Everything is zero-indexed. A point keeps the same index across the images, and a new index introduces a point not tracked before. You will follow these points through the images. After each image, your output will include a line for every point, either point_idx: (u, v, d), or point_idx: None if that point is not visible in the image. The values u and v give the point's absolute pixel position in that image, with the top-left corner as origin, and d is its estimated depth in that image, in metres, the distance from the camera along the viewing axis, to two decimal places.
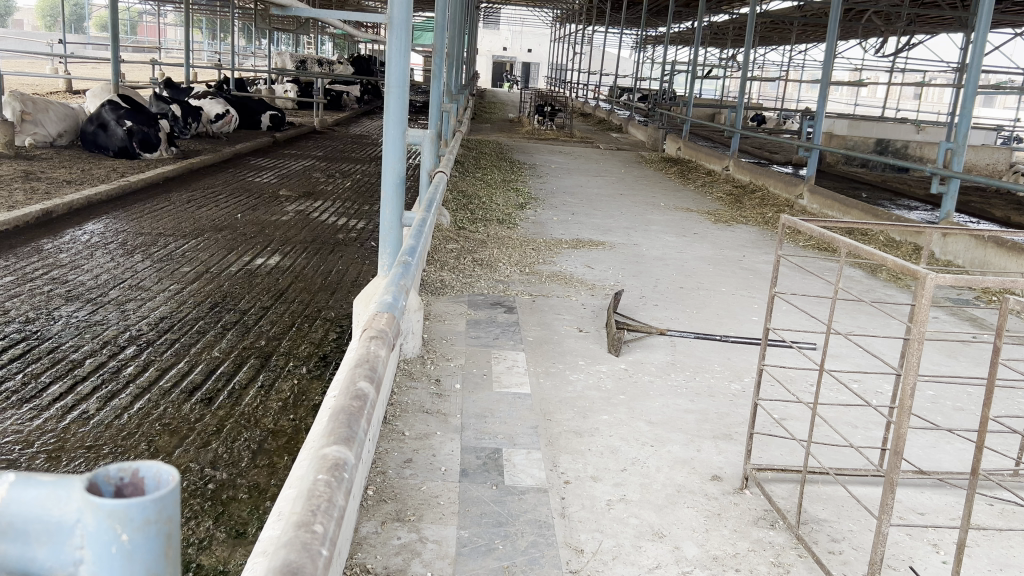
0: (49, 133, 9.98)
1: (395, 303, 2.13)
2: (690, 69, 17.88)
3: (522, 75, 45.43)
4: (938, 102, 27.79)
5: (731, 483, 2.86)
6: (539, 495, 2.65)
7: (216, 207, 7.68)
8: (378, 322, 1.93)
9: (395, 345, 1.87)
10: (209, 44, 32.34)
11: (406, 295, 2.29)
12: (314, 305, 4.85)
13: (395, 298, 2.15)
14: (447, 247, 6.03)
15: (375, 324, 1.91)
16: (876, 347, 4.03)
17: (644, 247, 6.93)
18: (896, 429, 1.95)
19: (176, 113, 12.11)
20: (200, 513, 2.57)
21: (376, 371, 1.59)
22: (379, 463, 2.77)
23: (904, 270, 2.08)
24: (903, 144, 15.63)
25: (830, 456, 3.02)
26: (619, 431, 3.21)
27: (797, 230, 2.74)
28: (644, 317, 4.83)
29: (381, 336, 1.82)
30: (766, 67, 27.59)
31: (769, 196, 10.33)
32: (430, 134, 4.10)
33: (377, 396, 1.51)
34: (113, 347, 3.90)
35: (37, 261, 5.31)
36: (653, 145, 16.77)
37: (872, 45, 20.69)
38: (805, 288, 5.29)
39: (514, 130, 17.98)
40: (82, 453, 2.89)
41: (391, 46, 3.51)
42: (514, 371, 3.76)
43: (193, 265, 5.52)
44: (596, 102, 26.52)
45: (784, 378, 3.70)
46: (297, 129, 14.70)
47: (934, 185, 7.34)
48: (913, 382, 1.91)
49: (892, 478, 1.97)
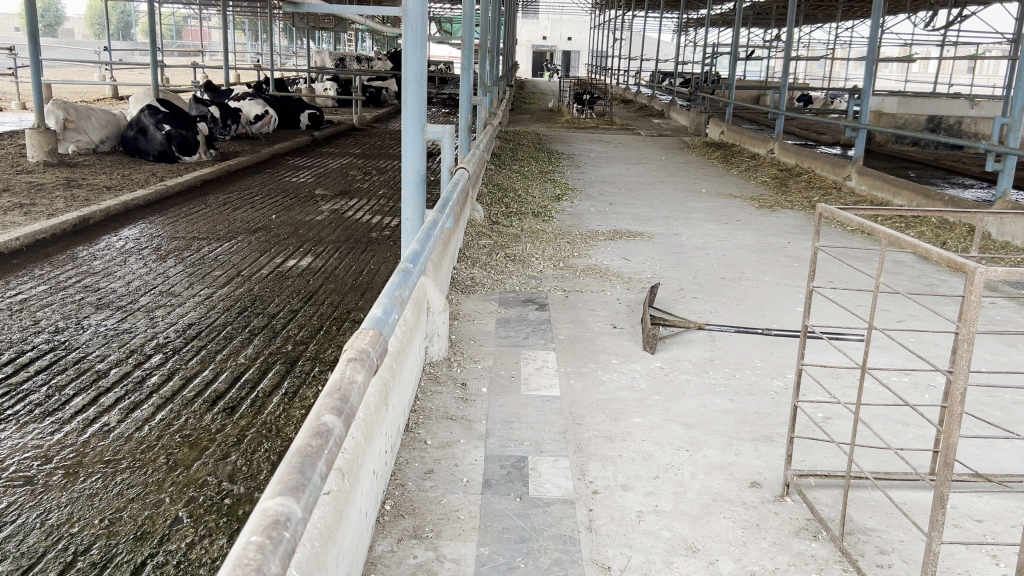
0: (92, 140, 10.07)
1: (388, 317, 1.99)
2: (734, 50, 17.38)
3: (562, 63, 44.96)
4: (992, 73, 26.91)
5: (771, 490, 2.70)
6: (565, 507, 2.52)
7: (252, 209, 7.67)
8: (362, 340, 1.80)
9: (379, 363, 1.78)
10: (251, 45, 32.79)
11: (402, 306, 2.15)
12: (343, 307, 4.78)
13: (388, 312, 2.01)
14: (481, 243, 5.91)
15: (360, 343, 1.79)
16: (930, 340, 3.82)
17: (684, 237, 6.73)
18: (946, 438, 1.78)
19: (215, 114, 12.20)
20: (214, 531, 2.49)
21: (348, 401, 1.49)
22: (398, 474, 2.66)
23: (951, 263, 1.90)
24: (956, 121, 15.08)
25: (878, 460, 2.83)
26: (653, 435, 3.06)
27: (837, 218, 2.53)
28: (683, 311, 4.65)
29: (362, 355, 1.71)
30: (811, 45, 26.87)
31: (816, 178, 10.02)
32: (451, 130, 3.98)
33: (346, 428, 1.43)
34: (139, 355, 3.86)
35: (72, 269, 5.33)
36: (695, 130, 16.41)
37: (921, 20, 20.02)
38: (853, 276, 5.06)
39: (553, 120, 17.82)
40: (99, 468, 2.84)
41: (406, 40, 3.38)
42: (544, 372, 3.62)
43: (225, 268, 5.51)
44: (637, 87, 26.06)
45: (829, 376, 3.51)
46: (335, 127, 14.72)
47: (990, 163, 6.97)
48: (963, 387, 1.73)
49: (942, 491, 1.79)
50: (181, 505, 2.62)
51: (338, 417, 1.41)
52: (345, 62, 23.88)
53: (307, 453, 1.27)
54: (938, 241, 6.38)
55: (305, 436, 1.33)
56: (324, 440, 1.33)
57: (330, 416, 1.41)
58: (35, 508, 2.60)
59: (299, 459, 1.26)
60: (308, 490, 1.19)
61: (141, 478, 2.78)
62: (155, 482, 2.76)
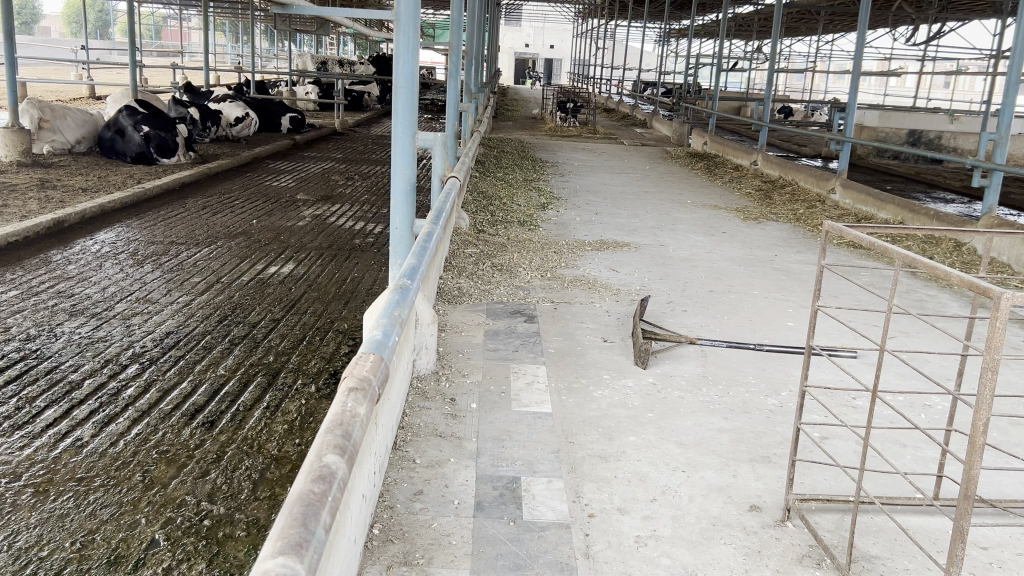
0: (68, 140, 9.87)
1: (388, 340, 1.88)
2: (718, 59, 17.36)
3: (544, 71, 44.98)
4: (968, 89, 27.20)
5: (771, 514, 2.61)
6: (560, 532, 2.43)
7: (232, 213, 7.52)
8: (362, 366, 1.68)
9: (382, 392, 1.67)
10: (231, 48, 32.52)
11: (401, 326, 2.05)
12: (326, 317, 4.65)
13: (388, 334, 1.90)
14: (467, 252, 5.81)
15: (359, 371, 1.67)
16: (925, 359, 3.76)
17: (672, 248, 6.66)
18: (966, 469, 1.71)
19: (194, 116, 12.02)
20: (192, 555, 2.37)
21: (351, 439, 1.38)
22: (387, 496, 2.56)
23: (973, 286, 1.82)
24: (936, 135, 15.19)
25: (880, 484, 2.76)
26: (648, 454, 2.97)
27: (845, 237, 2.46)
28: (673, 324, 4.57)
29: (363, 384, 1.60)
30: (792, 58, 27.05)
31: (800, 190, 10.01)
32: (442, 137, 3.88)
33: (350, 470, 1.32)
34: (115, 365, 3.73)
35: (45, 274, 5.16)
36: (678, 140, 16.40)
37: (901, 35, 20.17)
38: (844, 292, 5.01)
39: (537, 127, 17.76)
40: (72, 487, 2.70)
41: (399, 44, 3.29)
42: (535, 387, 3.52)
43: (204, 274, 5.37)
44: (619, 97, 26.07)
45: (826, 395, 3.45)
46: (317, 131, 14.56)
47: (976, 178, 6.96)
48: (987, 418, 1.65)
49: (962, 527, 1.72)
50: (158, 527, 2.50)
51: (341, 460, 1.30)
52: (327, 65, 23.68)
53: (308, 502, 1.16)
54: (925, 256, 6.36)
55: (305, 482, 1.23)
56: (327, 486, 1.22)
57: (331, 458, 1.30)
58: (2, 530, 2.46)
59: (302, 508, 1.16)
60: (312, 546, 1.09)
61: (115, 497, 2.66)
62: (130, 502, 2.63)
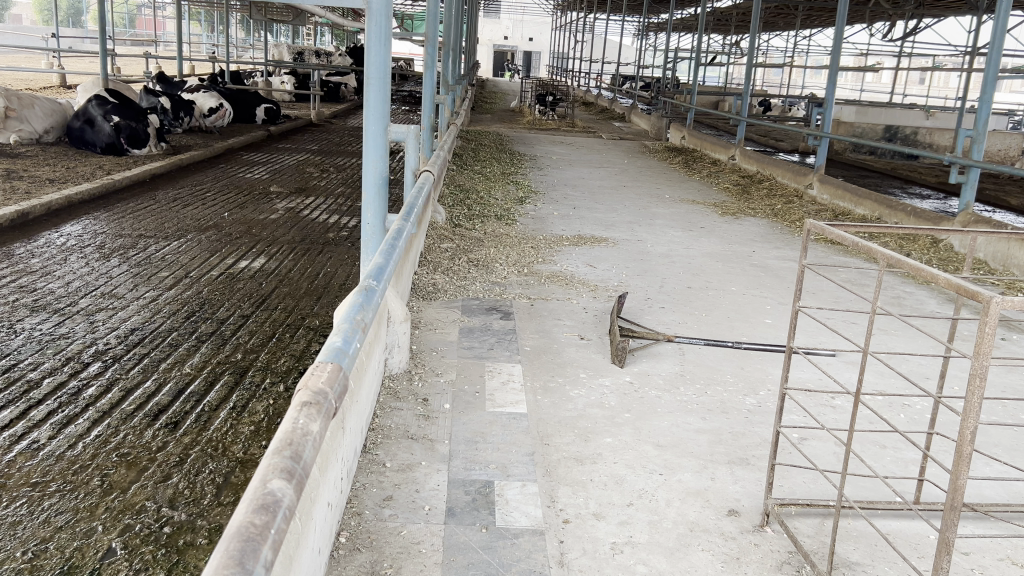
0: (35, 130, 9.65)
1: (349, 346, 1.73)
2: (696, 53, 16.91)
3: (523, 64, 44.75)
4: (944, 86, 27.42)
5: (750, 519, 2.55)
6: (534, 539, 2.36)
7: (203, 205, 7.37)
8: (320, 375, 1.52)
9: (340, 406, 1.51)
10: (207, 37, 32.06)
11: (363, 331, 1.91)
12: (297, 313, 4.54)
13: (349, 339, 1.77)
14: (442, 247, 5.71)
15: (317, 379, 1.50)
16: (904, 358, 3.74)
17: (649, 243, 6.61)
18: (952, 480, 1.66)
19: (166, 105, 11.80)
20: (151, 565, 2.27)
21: (302, 460, 1.22)
22: (355, 502, 2.47)
23: (960, 289, 1.76)
24: (912, 131, 15.27)
25: (860, 487, 2.71)
26: (625, 457, 2.91)
27: (826, 236, 2.39)
28: (650, 321, 4.51)
29: (318, 398, 1.42)
30: (770, 53, 27.11)
31: (778, 185, 9.98)
32: (416, 131, 3.77)
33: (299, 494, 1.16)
34: (76, 363, 3.60)
35: (7, 268, 5.01)
36: (656, 134, 16.37)
37: (877, 30, 20.22)
38: (823, 290, 4.98)
39: (515, 121, 17.66)
40: (25, 492, 2.59)
41: (370, 35, 3.18)
42: (510, 387, 3.44)
43: (172, 269, 5.23)
44: (598, 90, 25.99)
45: (806, 396, 3.40)
46: (292, 123, 14.36)
47: (952, 175, 6.94)
48: (974, 426, 1.60)
49: (947, 538, 1.67)
50: (115, 535, 2.40)
51: (288, 484, 1.13)
52: (303, 56, 23.42)
53: (248, 538, 0.99)
54: (901, 253, 6.36)
55: (246, 513, 1.06)
56: (271, 514, 1.06)
57: (277, 483, 1.13)
58: None
59: (238, 545, 0.99)
60: None
61: (71, 503, 2.55)
62: (86, 508, 2.52)
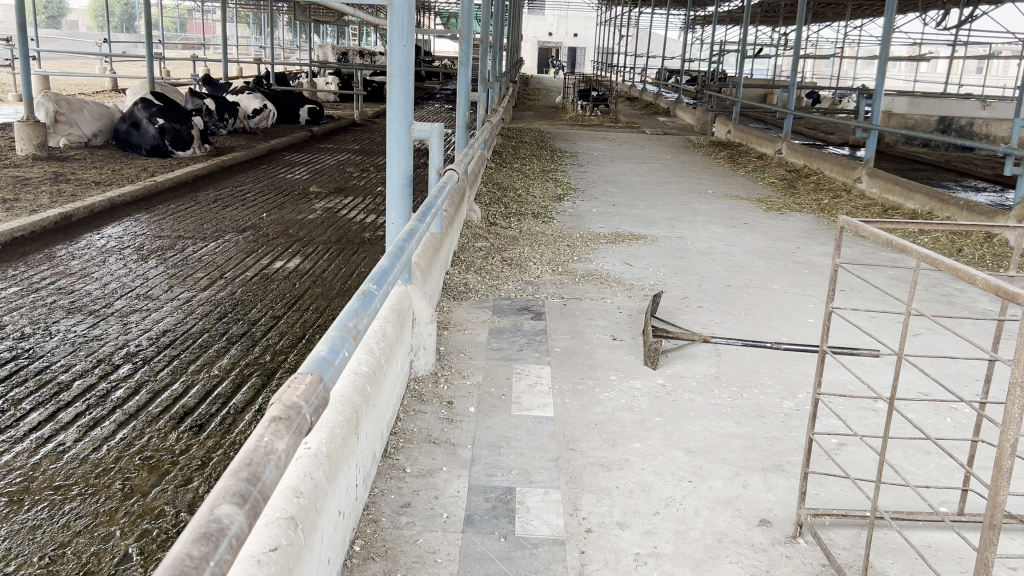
0: (84, 133, 9.82)
1: (335, 357, 1.65)
2: (741, 48, 16.27)
3: (568, 59, 44.45)
4: (1002, 75, 26.58)
5: (782, 530, 2.44)
6: (553, 549, 2.28)
7: (243, 206, 7.42)
8: (300, 387, 1.44)
9: (316, 420, 1.42)
10: (254, 39, 32.37)
11: (356, 340, 1.84)
12: (327, 313, 4.53)
13: (336, 350, 1.68)
14: (477, 246, 5.67)
15: (297, 391, 1.43)
16: (950, 362, 3.58)
17: (689, 240, 6.47)
18: (992, 496, 1.54)
19: (210, 107, 11.94)
20: None
21: (261, 482, 1.14)
22: (372, 508, 2.42)
23: (1001, 292, 1.65)
24: (967, 123, 14.83)
25: (899, 498, 2.58)
26: (653, 463, 2.81)
27: (860, 232, 2.26)
28: (686, 321, 4.40)
29: (290, 413, 1.35)
30: (819, 44, 26.53)
31: (825, 180, 9.74)
32: (439, 128, 3.71)
33: (252, 520, 1.07)
34: (107, 365, 3.62)
35: (48, 270, 5.09)
36: (701, 129, 16.11)
37: (931, 20, 19.67)
38: (867, 290, 4.83)
39: (558, 118, 17.53)
40: (47, 496, 2.60)
41: (392, 30, 3.14)
42: (537, 390, 3.37)
43: (208, 270, 5.25)
44: (643, 84, 25.67)
45: (848, 404, 3.25)
46: (336, 122, 14.44)
47: (1007, 166, 6.66)
48: (1014, 437, 1.48)
49: (986, 558, 1.55)
50: (132, 540, 2.38)
51: (239, 510, 1.06)
52: (348, 56, 23.58)
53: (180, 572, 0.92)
54: (953, 249, 6.14)
55: (187, 542, 0.99)
56: (213, 545, 0.98)
57: (226, 508, 1.05)
58: None
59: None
60: None
61: (91, 507, 2.54)
62: (106, 512, 2.51)
